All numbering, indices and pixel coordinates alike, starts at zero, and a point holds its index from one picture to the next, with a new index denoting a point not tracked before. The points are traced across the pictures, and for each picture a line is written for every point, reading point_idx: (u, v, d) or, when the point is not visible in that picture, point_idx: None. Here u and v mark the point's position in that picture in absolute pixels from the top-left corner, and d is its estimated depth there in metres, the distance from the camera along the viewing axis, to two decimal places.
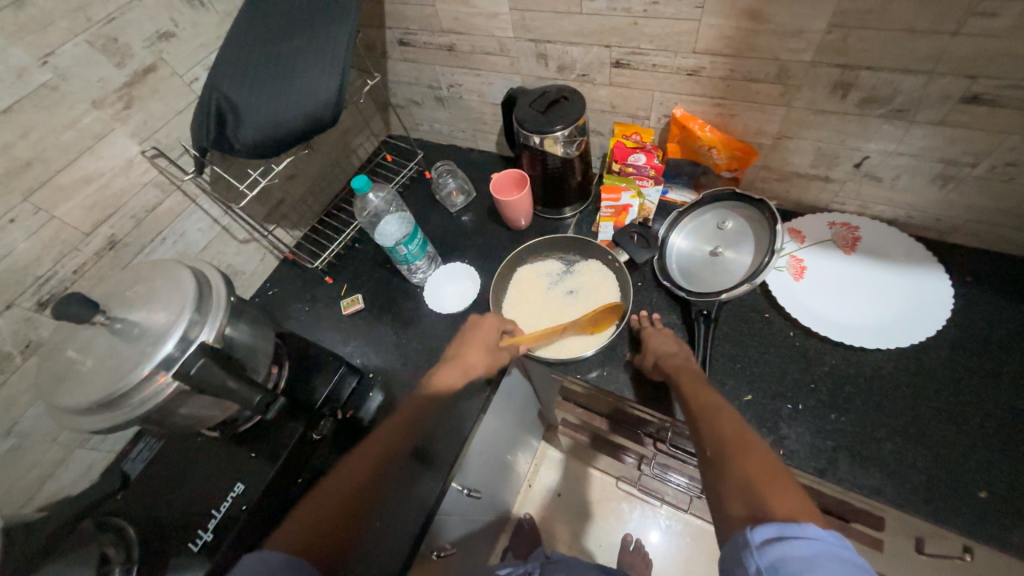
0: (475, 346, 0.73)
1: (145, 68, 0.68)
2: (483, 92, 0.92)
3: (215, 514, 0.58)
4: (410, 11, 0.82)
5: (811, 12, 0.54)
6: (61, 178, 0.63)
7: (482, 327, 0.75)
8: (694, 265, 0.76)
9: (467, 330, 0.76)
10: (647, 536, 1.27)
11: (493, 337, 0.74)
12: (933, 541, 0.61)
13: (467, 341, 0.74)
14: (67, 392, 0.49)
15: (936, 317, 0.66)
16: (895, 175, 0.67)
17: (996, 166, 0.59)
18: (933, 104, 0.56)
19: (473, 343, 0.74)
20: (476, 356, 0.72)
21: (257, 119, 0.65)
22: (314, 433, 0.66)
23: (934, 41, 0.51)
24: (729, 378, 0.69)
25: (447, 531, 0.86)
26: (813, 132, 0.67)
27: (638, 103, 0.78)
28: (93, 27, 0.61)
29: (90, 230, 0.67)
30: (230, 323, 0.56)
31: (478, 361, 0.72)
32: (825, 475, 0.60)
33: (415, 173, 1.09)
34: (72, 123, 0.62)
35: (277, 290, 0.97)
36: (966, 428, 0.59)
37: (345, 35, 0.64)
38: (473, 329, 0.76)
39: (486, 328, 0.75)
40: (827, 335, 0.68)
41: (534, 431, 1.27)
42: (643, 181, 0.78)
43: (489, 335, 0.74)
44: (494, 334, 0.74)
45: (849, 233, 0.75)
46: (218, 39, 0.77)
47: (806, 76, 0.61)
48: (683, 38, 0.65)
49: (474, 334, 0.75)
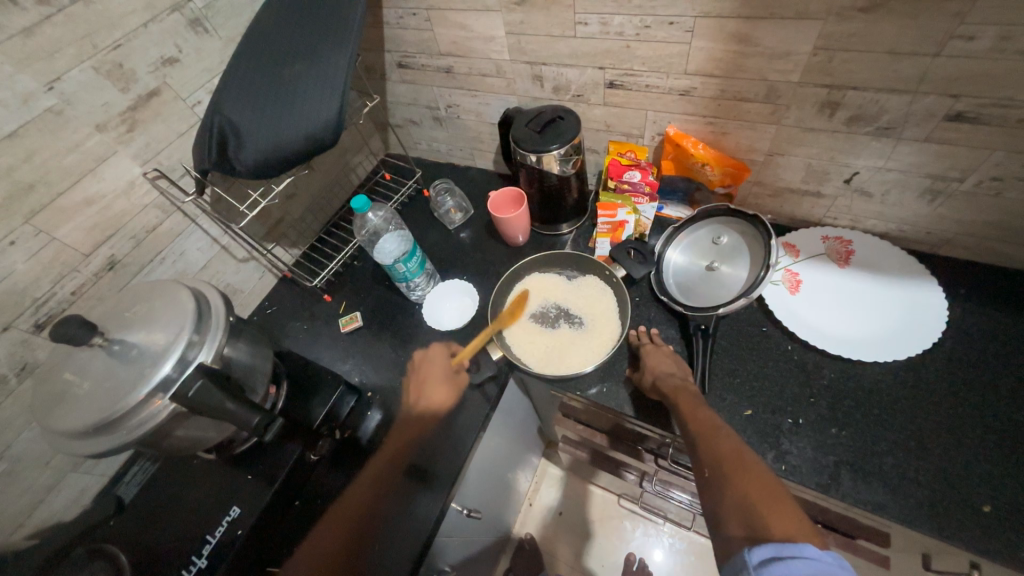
0: (432, 380, 0.76)
1: (149, 92, 0.70)
2: (480, 112, 0.94)
3: (209, 540, 0.57)
4: (409, 36, 0.85)
5: (797, 35, 0.56)
6: (63, 201, 0.63)
7: (433, 362, 0.78)
8: (691, 280, 0.77)
9: (417, 368, 0.79)
10: (651, 555, 1.25)
11: (443, 369, 0.77)
12: (939, 557, 0.60)
13: (424, 378, 0.77)
14: (62, 414, 0.49)
15: (931, 330, 0.66)
16: (885, 190, 0.68)
17: (983, 180, 0.60)
18: (918, 121, 0.58)
19: (430, 379, 0.77)
20: (436, 387, 0.76)
21: (258, 141, 0.66)
22: (311, 453, 0.65)
23: (918, 62, 0.53)
24: (729, 393, 0.69)
25: (447, 553, 0.85)
26: (804, 149, 0.68)
27: (632, 121, 0.79)
28: (99, 54, 0.63)
29: (89, 251, 0.68)
30: (228, 344, 0.56)
31: (439, 394, 0.75)
32: (827, 491, 0.60)
33: (413, 191, 1.10)
34: (75, 146, 0.63)
35: (276, 308, 0.97)
36: (967, 440, 0.59)
37: (345, 59, 0.65)
38: (424, 365, 0.79)
39: (437, 363, 0.78)
40: (824, 349, 0.69)
41: (534, 448, 1.26)
42: (639, 198, 0.81)
43: (440, 369, 0.77)
44: (443, 367, 0.77)
45: (843, 246, 0.76)
46: (221, 64, 0.78)
47: (794, 96, 0.63)
48: (674, 60, 0.67)
49: (427, 371, 0.78)
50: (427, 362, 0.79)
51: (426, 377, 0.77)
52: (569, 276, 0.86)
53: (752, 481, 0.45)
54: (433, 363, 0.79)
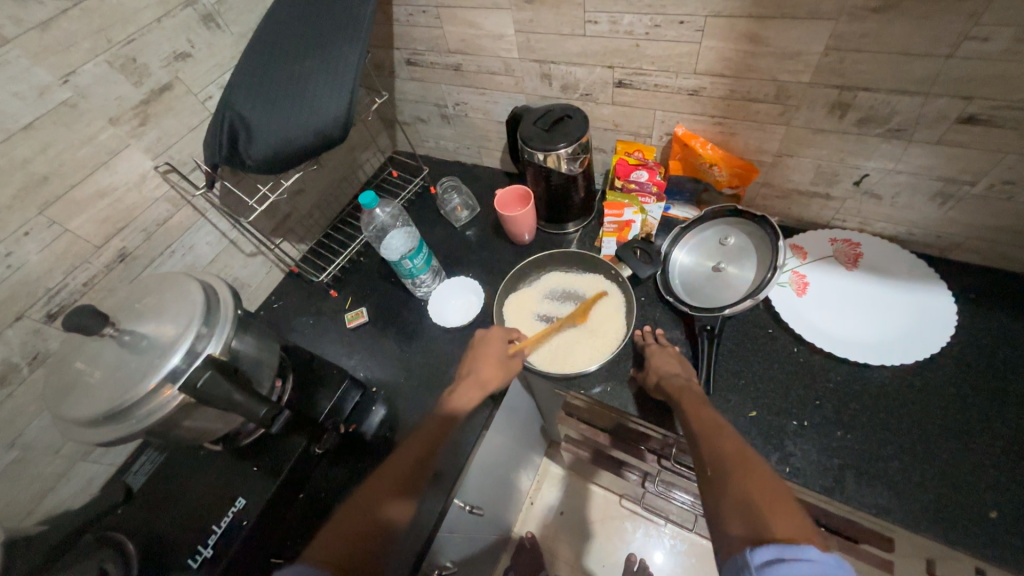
0: (486, 361, 0.71)
1: (161, 87, 0.70)
2: (488, 110, 0.94)
3: (215, 531, 0.57)
4: (418, 33, 0.85)
5: (808, 36, 0.56)
6: (76, 193, 0.64)
7: (491, 341, 0.73)
8: (697, 280, 0.76)
9: (475, 344, 0.74)
10: (651, 556, 1.25)
11: (501, 350, 0.72)
12: (944, 563, 0.59)
13: (478, 355, 0.72)
14: (73, 403, 0.50)
15: (939, 334, 0.66)
16: (895, 193, 0.67)
17: (994, 184, 0.60)
18: (930, 123, 0.58)
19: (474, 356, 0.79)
20: (489, 372, 0.69)
21: (268, 136, 0.66)
22: (317, 446, 0.66)
23: (930, 63, 0.52)
24: (733, 394, 0.69)
25: (449, 549, 0.85)
26: (813, 151, 0.68)
27: (640, 121, 0.79)
28: (113, 48, 0.64)
29: (101, 243, 0.69)
30: (236, 336, 0.56)
31: (491, 376, 0.69)
32: (832, 494, 0.59)
33: (420, 189, 1.11)
34: (88, 139, 0.64)
35: (282, 302, 0.98)
36: (974, 446, 0.59)
37: (355, 55, 0.66)
38: (481, 343, 0.73)
39: (494, 343, 0.73)
40: (831, 352, 0.68)
41: (536, 447, 1.26)
42: (646, 198, 0.79)
43: (496, 350, 0.72)
44: (501, 348, 0.72)
45: (851, 249, 0.76)
46: (233, 59, 0.79)
47: (804, 97, 0.62)
48: (683, 60, 0.66)
49: (485, 351, 0.72)
50: (486, 339, 0.74)
51: (481, 358, 0.71)
52: (580, 275, 0.85)
53: (757, 482, 0.45)
54: (491, 343, 0.73)
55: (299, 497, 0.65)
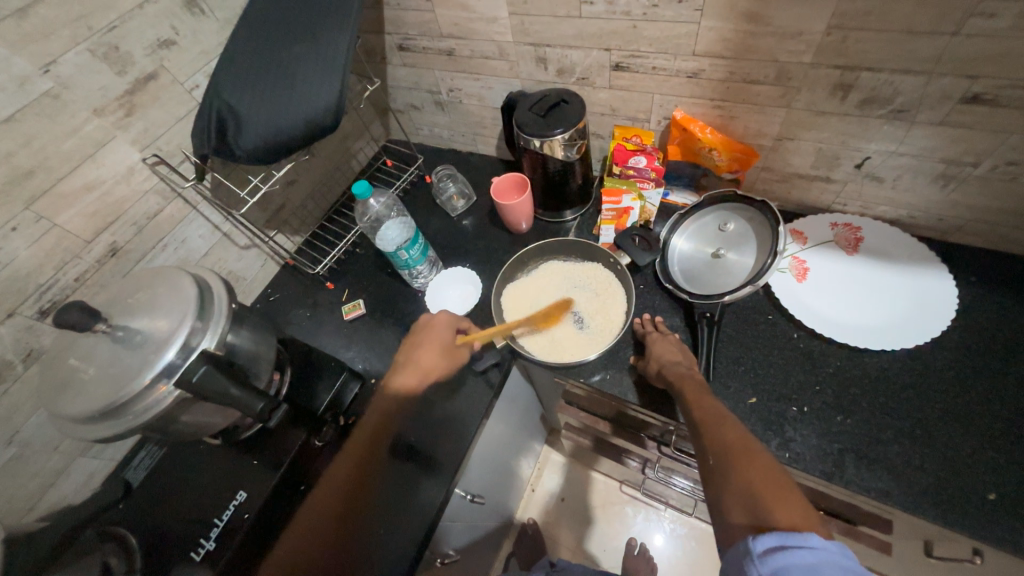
0: (428, 347, 0.70)
1: (146, 76, 0.68)
2: (482, 96, 0.93)
3: (217, 523, 0.58)
4: (410, 17, 0.83)
5: (810, 14, 0.54)
6: (63, 186, 0.63)
7: (435, 328, 0.72)
8: (696, 267, 0.76)
9: (419, 330, 0.73)
10: (652, 540, 1.26)
11: (446, 338, 0.71)
12: (941, 544, 0.60)
13: (421, 342, 0.71)
14: (68, 400, 0.49)
15: (940, 318, 0.65)
16: (897, 176, 0.66)
17: (998, 165, 0.59)
18: (933, 104, 0.56)
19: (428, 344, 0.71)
20: (433, 360, 0.69)
21: (258, 125, 0.65)
22: (317, 440, 0.66)
23: (935, 41, 0.51)
24: (734, 380, 0.69)
25: (452, 537, 0.86)
26: (814, 134, 0.67)
27: (638, 105, 0.78)
28: (94, 36, 0.62)
29: (91, 238, 0.68)
30: (231, 330, 0.56)
31: (434, 364, 0.69)
32: (831, 479, 0.60)
33: (415, 178, 1.09)
34: (73, 131, 0.62)
35: (279, 295, 0.97)
36: (974, 429, 0.59)
37: (344, 40, 0.64)
38: (426, 329, 0.72)
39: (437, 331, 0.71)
40: (832, 336, 0.68)
41: (537, 435, 1.27)
42: (644, 183, 0.77)
43: (441, 337, 0.71)
44: (448, 335, 0.72)
45: (851, 233, 0.75)
46: (219, 47, 0.77)
47: (805, 78, 0.61)
48: (682, 41, 0.65)
49: (427, 337, 0.71)
50: (430, 327, 0.73)
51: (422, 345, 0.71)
52: (580, 268, 0.84)
53: (759, 471, 0.44)
54: (437, 329, 0.72)
55: (300, 489, 0.65)
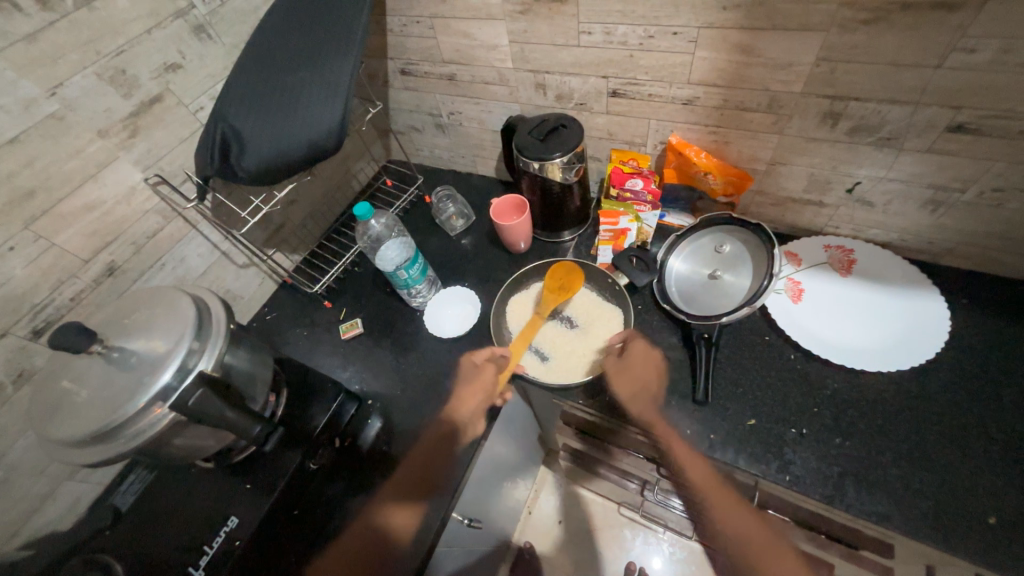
0: (468, 387, 0.77)
1: (151, 98, 0.69)
2: (482, 119, 0.94)
3: (207, 551, 0.56)
4: (412, 43, 0.85)
5: (800, 47, 0.57)
6: (63, 206, 0.63)
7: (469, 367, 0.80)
8: (693, 288, 0.76)
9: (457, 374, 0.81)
10: (651, 563, 1.24)
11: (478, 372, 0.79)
12: (944, 570, 0.59)
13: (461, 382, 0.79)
14: (60, 423, 0.48)
15: (901, 360, 0.66)
16: (887, 201, 0.68)
17: (984, 191, 0.60)
18: (920, 132, 0.58)
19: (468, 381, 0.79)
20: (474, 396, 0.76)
21: (261, 147, 0.66)
22: (311, 462, 0.64)
23: (919, 74, 0.53)
24: (731, 401, 0.69)
25: (448, 563, 0.84)
26: (807, 159, 0.69)
27: (635, 130, 0.80)
28: (102, 60, 0.63)
29: (89, 257, 0.67)
30: (228, 351, 0.55)
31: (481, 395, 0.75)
32: (832, 503, 0.59)
33: (415, 198, 1.10)
34: (76, 152, 0.63)
35: (276, 314, 0.97)
36: (973, 453, 0.59)
37: (349, 65, 0.65)
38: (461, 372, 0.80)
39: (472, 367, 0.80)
40: (789, 335, 0.72)
41: (534, 456, 1.25)
42: (641, 206, 0.80)
43: (477, 373, 0.78)
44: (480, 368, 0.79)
45: (844, 255, 0.76)
46: (224, 70, 0.78)
47: (796, 106, 0.63)
48: (677, 70, 0.67)
49: (467, 373, 0.80)
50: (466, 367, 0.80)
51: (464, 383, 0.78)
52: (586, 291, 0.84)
53: None
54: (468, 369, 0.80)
55: (292, 514, 0.64)
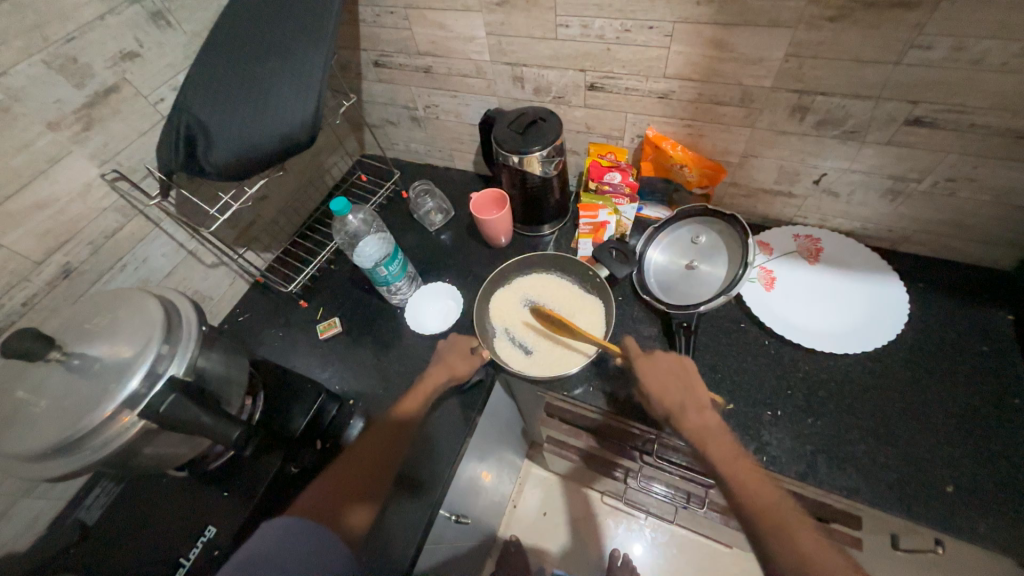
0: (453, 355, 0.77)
1: (106, 88, 0.65)
2: (460, 112, 0.93)
3: (182, 564, 0.54)
4: (387, 34, 0.83)
5: (770, 42, 0.59)
6: (11, 205, 0.58)
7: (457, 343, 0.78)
8: (672, 278, 0.78)
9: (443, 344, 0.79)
10: (633, 549, 1.27)
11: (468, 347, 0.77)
12: (906, 537, 0.63)
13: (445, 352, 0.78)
14: (15, 436, 0.45)
15: (866, 343, 0.69)
16: (850, 191, 0.72)
17: (938, 181, 0.64)
18: (881, 125, 0.61)
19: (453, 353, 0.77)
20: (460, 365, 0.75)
21: (229, 140, 0.63)
22: (292, 466, 0.62)
23: (881, 70, 0.56)
24: (710, 387, 0.71)
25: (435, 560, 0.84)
26: (776, 151, 0.71)
27: (613, 123, 0.80)
28: (51, 47, 0.58)
29: (42, 259, 0.63)
30: (201, 354, 0.53)
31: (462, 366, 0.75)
32: (806, 479, 0.62)
33: (392, 193, 1.08)
34: (23, 146, 0.58)
35: (248, 315, 0.93)
36: (932, 426, 0.63)
37: (321, 56, 0.63)
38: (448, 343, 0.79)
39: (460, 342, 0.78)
40: (763, 322, 0.75)
41: (518, 449, 1.26)
42: (620, 199, 0.81)
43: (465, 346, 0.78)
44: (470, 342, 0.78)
45: (812, 244, 0.80)
46: (186, 59, 0.74)
47: (767, 101, 0.65)
48: (653, 64, 0.68)
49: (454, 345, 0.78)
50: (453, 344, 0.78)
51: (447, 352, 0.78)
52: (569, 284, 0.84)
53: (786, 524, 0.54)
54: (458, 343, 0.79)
55: None
